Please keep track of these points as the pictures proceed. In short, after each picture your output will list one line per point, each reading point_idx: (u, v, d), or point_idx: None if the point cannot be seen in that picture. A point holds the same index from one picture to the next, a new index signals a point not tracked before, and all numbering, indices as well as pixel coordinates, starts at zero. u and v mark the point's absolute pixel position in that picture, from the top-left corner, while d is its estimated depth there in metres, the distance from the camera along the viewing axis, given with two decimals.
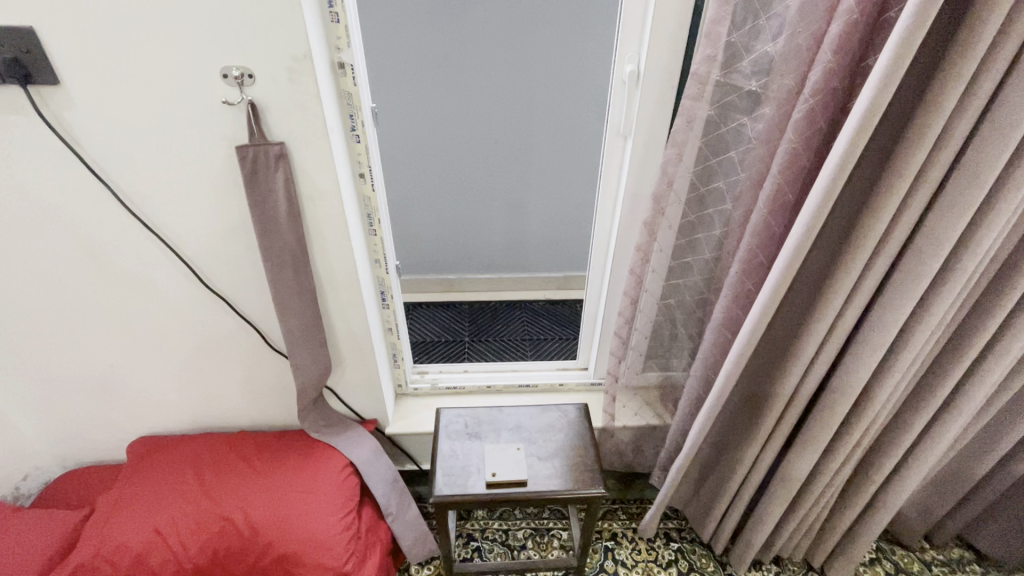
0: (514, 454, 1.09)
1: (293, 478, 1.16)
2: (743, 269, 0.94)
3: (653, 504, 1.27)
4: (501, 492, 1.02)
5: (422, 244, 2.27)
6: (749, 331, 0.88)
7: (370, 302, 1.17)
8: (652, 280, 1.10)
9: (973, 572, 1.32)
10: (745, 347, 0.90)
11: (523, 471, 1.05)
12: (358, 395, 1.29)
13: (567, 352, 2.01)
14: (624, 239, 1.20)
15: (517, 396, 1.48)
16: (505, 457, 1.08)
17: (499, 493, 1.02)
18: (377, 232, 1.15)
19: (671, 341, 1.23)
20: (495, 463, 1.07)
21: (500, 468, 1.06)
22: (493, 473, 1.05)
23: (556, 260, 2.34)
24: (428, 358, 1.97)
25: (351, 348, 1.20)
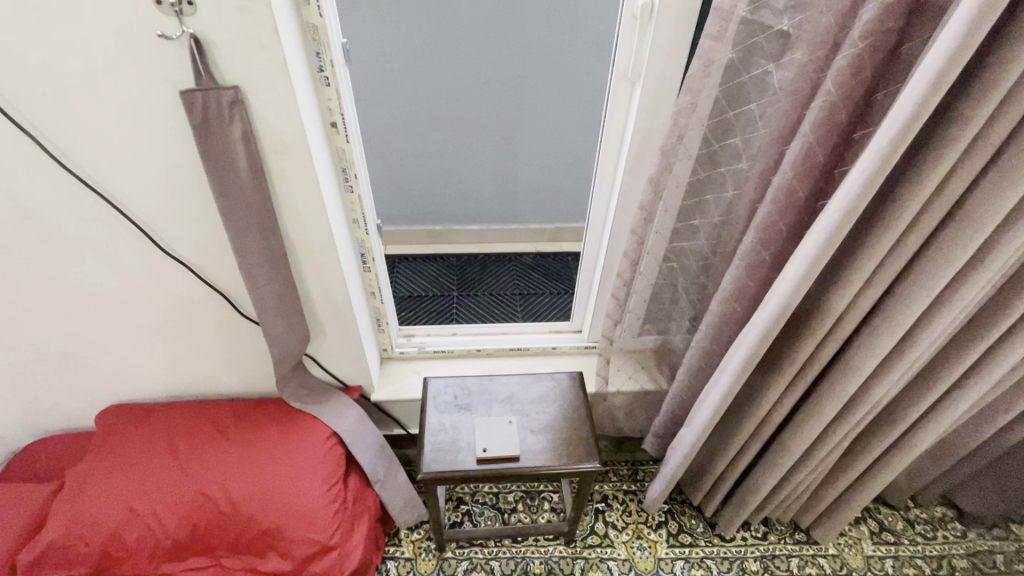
0: (506, 428, 1.04)
1: (273, 451, 1.10)
2: (761, 236, 0.85)
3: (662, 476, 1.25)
4: (493, 468, 0.98)
5: (407, 193, 2.13)
6: (784, 305, 0.82)
7: (348, 266, 1.07)
8: (654, 242, 1.01)
9: (953, 530, 1.35)
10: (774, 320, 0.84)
11: (516, 445, 1.01)
12: (340, 362, 1.22)
13: (558, 308, 1.95)
14: (626, 196, 1.10)
15: (508, 360, 1.42)
16: (496, 430, 1.04)
17: (491, 469, 0.98)
18: (353, 188, 1.03)
19: (671, 305, 1.17)
20: (486, 437, 1.02)
21: (492, 442, 1.01)
22: (484, 448, 1.00)
23: (548, 211, 2.23)
24: (415, 315, 1.90)
25: (330, 315, 1.12)
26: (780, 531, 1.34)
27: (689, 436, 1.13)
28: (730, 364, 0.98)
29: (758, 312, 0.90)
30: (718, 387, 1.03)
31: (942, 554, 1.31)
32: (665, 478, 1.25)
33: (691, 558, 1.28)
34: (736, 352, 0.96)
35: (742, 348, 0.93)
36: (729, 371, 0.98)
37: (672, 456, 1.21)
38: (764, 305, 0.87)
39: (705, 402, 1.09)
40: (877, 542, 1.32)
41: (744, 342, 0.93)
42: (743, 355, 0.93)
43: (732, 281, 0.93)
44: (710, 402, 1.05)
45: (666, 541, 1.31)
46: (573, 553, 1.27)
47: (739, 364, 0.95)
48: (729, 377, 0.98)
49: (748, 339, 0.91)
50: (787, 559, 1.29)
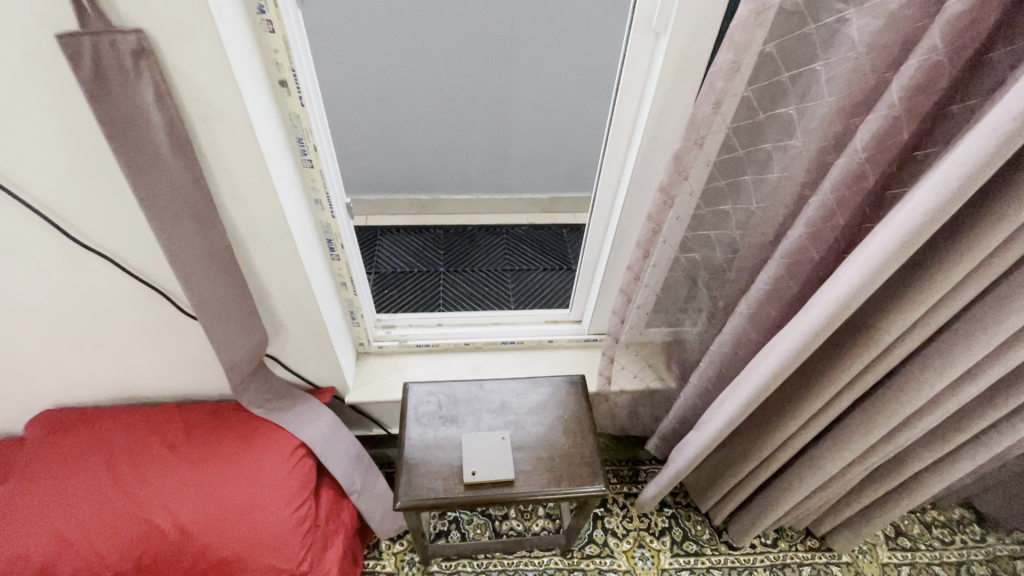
0: (498, 445, 0.91)
1: (230, 469, 0.96)
2: (812, 231, 0.70)
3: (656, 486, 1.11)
4: (483, 495, 0.86)
5: (387, 159, 1.94)
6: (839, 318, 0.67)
7: (311, 257, 0.90)
8: (676, 231, 0.85)
9: (972, 534, 1.27)
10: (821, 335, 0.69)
11: (510, 467, 0.88)
12: (307, 362, 1.07)
13: (552, 287, 1.79)
14: (641, 172, 0.93)
15: (500, 354, 1.28)
16: (487, 448, 0.90)
17: (480, 497, 0.85)
18: (313, 163, 0.85)
19: (687, 300, 1.02)
20: (474, 458, 0.89)
21: (481, 464, 0.88)
22: (472, 471, 0.87)
23: (542, 180, 2.05)
24: (398, 293, 1.74)
25: (291, 313, 0.95)
26: (791, 537, 1.25)
27: (694, 445, 0.98)
28: (752, 373, 0.83)
29: (795, 317, 0.74)
30: (733, 395, 0.88)
31: (960, 560, 1.23)
32: (660, 483, 1.10)
33: (696, 568, 1.19)
34: (761, 361, 0.81)
35: (770, 359, 0.78)
36: (749, 382, 0.83)
37: (671, 462, 1.06)
38: (803, 311, 0.72)
39: (716, 408, 0.94)
40: (893, 548, 1.24)
41: (773, 351, 0.78)
42: (770, 367, 0.77)
43: (769, 281, 0.78)
44: (723, 413, 0.90)
45: (670, 550, 1.21)
46: (570, 564, 1.17)
47: (763, 379, 0.79)
48: (748, 390, 0.83)
49: (779, 348, 0.76)
50: (798, 568, 1.20)
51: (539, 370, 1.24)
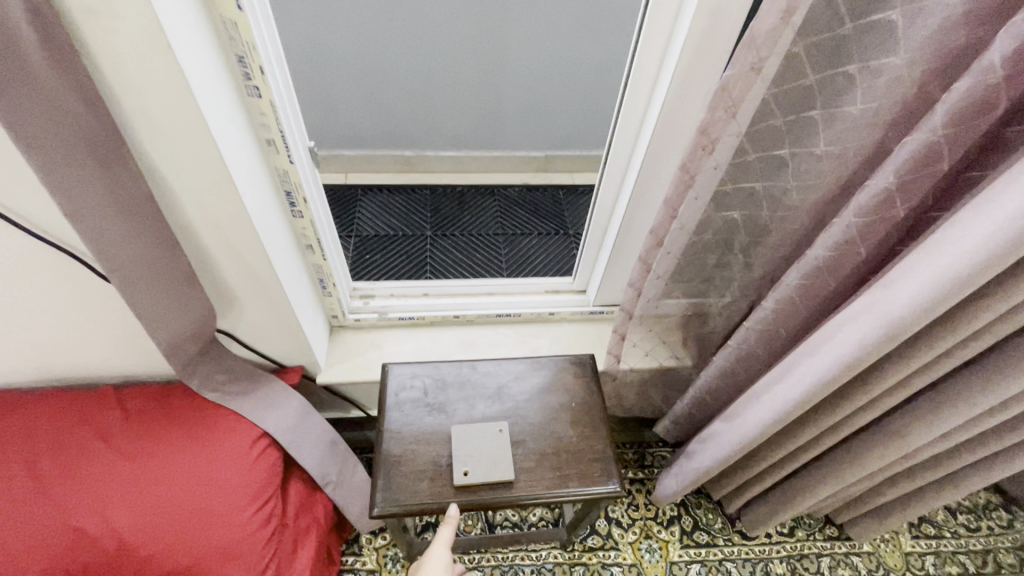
0: (495, 440, 0.77)
1: (177, 466, 0.81)
2: (902, 181, 0.55)
3: (678, 483, 0.98)
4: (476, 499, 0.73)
5: (366, 108, 1.73)
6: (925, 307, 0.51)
7: (264, 214, 0.73)
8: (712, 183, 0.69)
9: (999, 519, 1.19)
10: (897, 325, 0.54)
11: (510, 466, 0.75)
12: (269, 338, 0.91)
13: (548, 253, 1.64)
14: (671, 112, 0.76)
15: (494, 329, 1.13)
16: (482, 443, 0.77)
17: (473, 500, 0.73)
18: (261, 93, 0.66)
19: (716, 270, 0.87)
20: (465, 455, 0.75)
21: (474, 463, 0.75)
22: (464, 472, 0.74)
23: (537, 136, 1.86)
24: (382, 258, 1.57)
25: (244, 281, 0.79)
26: (809, 526, 1.16)
27: (729, 440, 0.83)
28: (802, 362, 0.67)
29: (868, 292, 0.58)
30: (776, 387, 0.72)
31: (986, 548, 1.15)
32: (684, 477, 0.96)
33: (708, 561, 1.09)
34: (817, 347, 0.64)
35: (833, 346, 0.61)
36: (801, 375, 0.67)
37: (698, 453, 0.93)
38: (883, 285, 0.55)
39: (751, 399, 0.78)
40: (916, 536, 1.16)
41: (835, 335, 0.61)
42: (834, 358, 0.61)
43: (832, 246, 0.63)
44: (764, 407, 0.74)
45: (679, 541, 1.11)
46: (570, 558, 1.07)
47: (826, 374, 0.63)
48: (801, 386, 0.67)
49: (847, 336, 0.59)
50: (817, 559, 1.11)
51: (539, 347, 1.10)
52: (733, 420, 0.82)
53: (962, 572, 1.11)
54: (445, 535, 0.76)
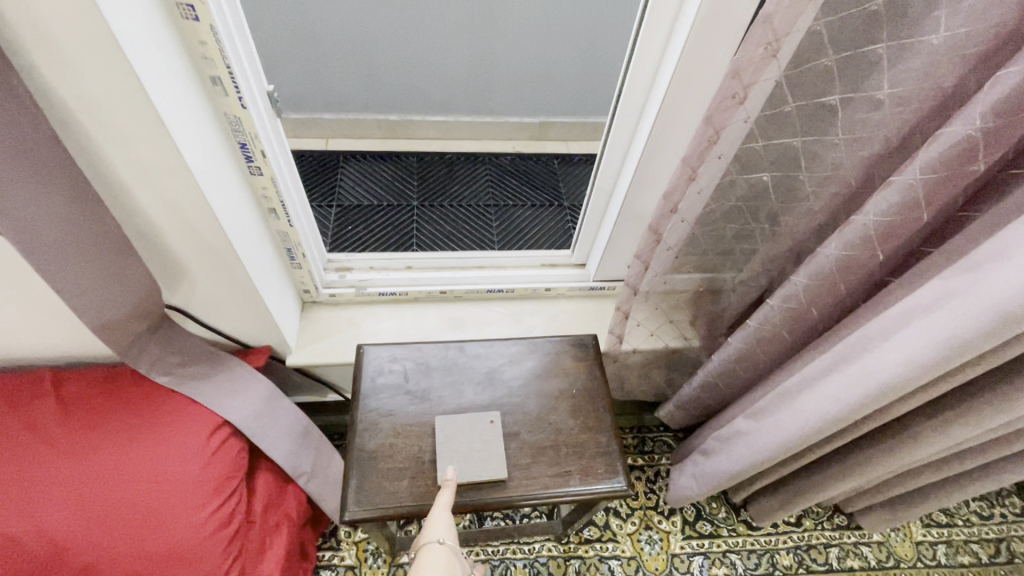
0: (485, 433, 0.69)
1: (121, 460, 0.71)
2: (988, 129, 0.45)
3: (696, 487, 0.91)
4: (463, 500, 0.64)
5: (345, 66, 1.57)
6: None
7: (210, 170, 0.61)
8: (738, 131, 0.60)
9: (1012, 506, 1.14)
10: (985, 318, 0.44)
11: (502, 462, 0.66)
12: (230, 316, 0.81)
13: (542, 225, 1.52)
14: (694, 58, 0.64)
15: (485, 306, 1.03)
16: (470, 436, 0.68)
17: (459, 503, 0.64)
18: (198, 17, 0.53)
19: (735, 242, 0.77)
20: (451, 450, 0.67)
21: (461, 460, 0.66)
22: (451, 471, 0.65)
23: (531, 99, 1.72)
24: (365, 229, 1.45)
25: (192, 251, 0.67)
26: (816, 514, 1.09)
27: (758, 444, 0.74)
28: (859, 359, 0.57)
29: (948, 274, 0.48)
30: (820, 386, 0.62)
31: (999, 537, 1.10)
32: (707, 482, 0.88)
33: (711, 552, 1.03)
34: (881, 345, 0.54)
35: (904, 342, 0.52)
36: (859, 376, 0.57)
37: (718, 453, 0.84)
38: (968, 267, 0.45)
39: (784, 398, 0.69)
40: (927, 524, 1.10)
41: (906, 330, 0.51)
42: (904, 355, 0.52)
43: (885, 212, 0.54)
44: (803, 409, 0.65)
45: (680, 532, 1.05)
46: (565, 551, 1.00)
47: (892, 375, 0.53)
48: (859, 390, 0.57)
49: (926, 331, 0.49)
50: (825, 550, 1.05)
51: (534, 326, 1.00)
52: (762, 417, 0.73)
53: (974, 561, 1.06)
54: (443, 501, 0.62)
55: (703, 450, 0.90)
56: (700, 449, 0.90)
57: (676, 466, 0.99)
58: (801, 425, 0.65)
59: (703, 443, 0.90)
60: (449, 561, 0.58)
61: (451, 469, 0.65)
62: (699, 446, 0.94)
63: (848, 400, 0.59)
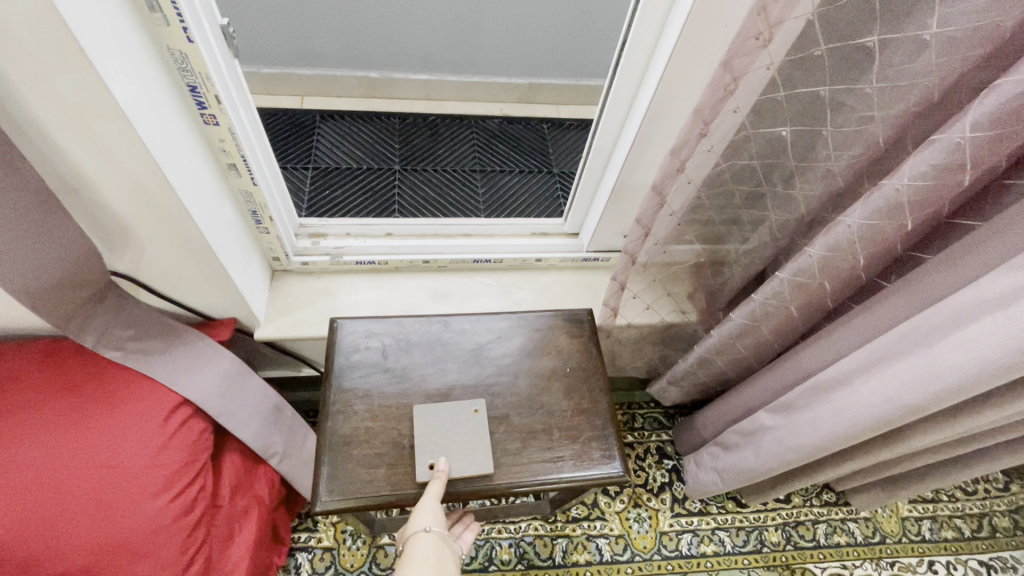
0: (468, 423, 0.63)
1: (65, 445, 0.64)
2: None
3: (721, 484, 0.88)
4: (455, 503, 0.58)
5: (318, 16, 1.44)
6: None
7: (149, 114, 0.52)
8: (756, 80, 0.55)
9: (996, 482, 1.14)
10: None
11: (488, 455, 0.61)
12: (186, 286, 0.73)
13: (531, 192, 1.45)
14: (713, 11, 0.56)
15: (471, 277, 0.97)
16: (454, 429, 0.62)
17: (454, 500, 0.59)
18: None
19: (742, 210, 0.71)
20: (433, 439, 0.61)
21: (443, 452, 0.60)
22: (432, 464, 0.59)
23: (521, 59, 1.62)
24: (341, 193, 1.36)
25: (135, 210, 0.59)
26: (806, 492, 1.08)
27: (787, 440, 0.70)
28: (915, 356, 0.52)
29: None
30: (866, 383, 0.58)
31: (982, 512, 1.10)
32: (732, 479, 0.85)
33: (700, 530, 1.01)
34: (943, 342, 0.49)
35: (971, 340, 0.47)
36: (917, 378, 0.52)
37: (742, 449, 0.81)
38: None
39: (820, 394, 0.64)
40: (914, 501, 1.09)
41: (974, 326, 0.46)
42: (973, 355, 0.47)
43: (925, 177, 0.47)
44: (846, 408, 0.60)
45: (670, 510, 1.02)
46: (552, 530, 0.97)
47: (956, 375, 0.48)
48: (915, 391, 0.52)
49: (1001, 326, 0.44)
50: (813, 526, 1.05)
51: (523, 299, 0.94)
52: (797, 416, 0.68)
53: (958, 536, 1.07)
54: (433, 491, 0.57)
55: (722, 444, 0.87)
56: (718, 443, 0.88)
57: (690, 458, 0.98)
58: (840, 425, 0.61)
59: (722, 437, 0.87)
60: (439, 548, 0.54)
61: (443, 460, 0.59)
62: (716, 439, 0.92)
63: (899, 401, 0.54)
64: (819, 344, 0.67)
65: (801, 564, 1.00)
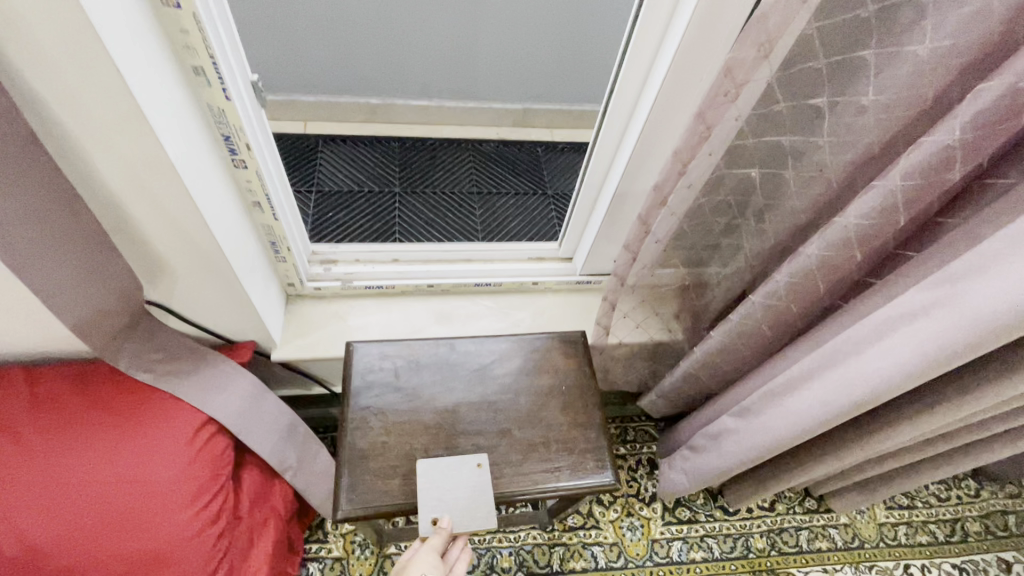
0: (472, 477, 0.66)
1: (103, 459, 0.70)
2: (968, 139, 0.46)
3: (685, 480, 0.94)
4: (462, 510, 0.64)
5: (325, 47, 1.53)
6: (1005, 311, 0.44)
7: (193, 164, 0.59)
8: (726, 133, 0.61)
9: (967, 488, 1.21)
10: (976, 341, 0.48)
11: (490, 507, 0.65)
12: (213, 313, 0.79)
13: (526, 214, 1.52)
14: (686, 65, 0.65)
15: (472, 300, 1.03)
16: (456, 481, 0.66)
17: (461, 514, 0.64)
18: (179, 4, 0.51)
19: (721, 239, 0.79)
20: (441, 496, 0.65)
21: (447, 508, 0.64)
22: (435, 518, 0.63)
23: (516, 85, 1.71)
24: (344, 215, 1.42)
25: (174, 247, 0.65)
26: (789, 500, 1.15)
27: (748, 441, 0.77)
28: (844, 365, 0.60)
29: (926, 284, 0.50)
30: (806, 389, 0.65)
31: (955, 517, 1.17)
32: (698, 478, 0.91)
33: (690, 537, 1.07)
34: (866, 352, 0.57)
35: (890, 350, 0.54)
36: (845, 381, 0.60)
37: (707, 450, 0.88)
38: (952, 279, 0.48)
39: (774, 399, 0.71)
40: (890, 507, 1.16)
41: (890, 337, 0.54)
42: (896, 361, 0.54)
43: (868, 219, 0.55)
44: (794, 410, 0.67)
45: (660, 518, 1.08)
46: (550, 538, 1.03)
47: (876, 378, 0.56)
48: (845, 394, 0.60)
49: (910, 339, 0.52)
50: (795, 532, 1.11)
51: (521, 320, 1.01)
52: (753, 418, 0.75)
53: (932, 540, 1.13)
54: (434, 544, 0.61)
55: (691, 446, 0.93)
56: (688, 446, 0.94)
57: (664, 461, 1.04)
58: (791, 425, 0.68)
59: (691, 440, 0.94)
60: None
61: (446, 518, 0.63)
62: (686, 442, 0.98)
63: (838, 404, 0.61)
64: (785, 360, 0.74)
65: (785, 568, 1.06)
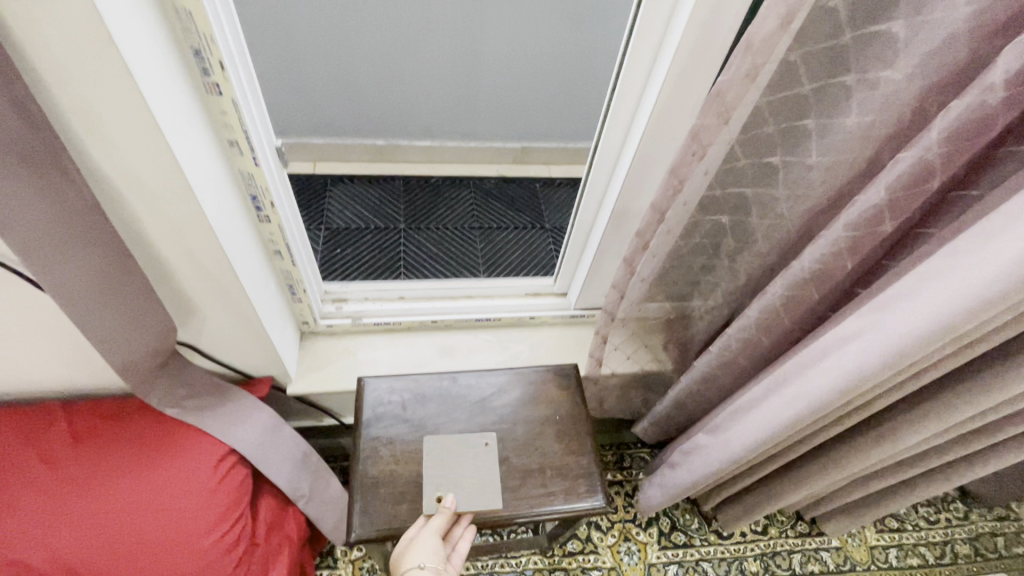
0: (479, 458, 0.76)
1: (135, 487, 0.76)
2: (892, 197, 0.54)
3: (659, 492, 0.99)
4: None
5: (336, 95, 1.65)
6: (917, 334, 0.51)
7: (226, 223, 0.67)
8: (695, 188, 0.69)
9: (955, 510, 1.24)
10: (895, 361, 0.55)
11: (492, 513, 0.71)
12: (236, 351, 0.86)
13: (525, 248, 1.60)
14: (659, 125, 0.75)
15: (473, 334, 1.10)
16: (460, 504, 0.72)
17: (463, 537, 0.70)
18: (222, 92, 0.60)
19: (701, 278, 0.86)
20: (448, 476, 0.73)
21: (454, 489, 0.73)
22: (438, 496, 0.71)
23: (514, 125, 1.81)
24: (352, 251, 1.51)
25: (205, 293, 0.73)
26: (781, 523, 1.18)
27: (717, 456, 0.83)
28: (793, 384, 0.66)
29: (860, 312, 0.57)
30: (765, 405, 0.71)
31: (944, 540, 1.20)
32: (670, 490, 0.96)
33: (685, 561, 1.11)
34: (811, 371, 0.64)
35: (828, 369, 0.61)
36: (794, 397, 0.66)
37: (680, 466, 0.93)
38: (878, 309, 0.55)
39: (741, 415, 0.77)
40: (881, 530, 1.20)
41: (828, 359, 0.61)
42: (832, 380, 0.61)
43: (820, 263, 0.63)
44: (754, 425, 0.73)
45: (656, 543, 1.12)
46: (550, 563, 1.07)
47: (817, 395, 0.63)
48: (794, 408, 0.67)
49: (842, 360, 0.59)
50: (788, 556, 1.14)
51: (520, 352, 1.08)
52: (720, 433, 0.81)
53: (922, 563, 1.16)
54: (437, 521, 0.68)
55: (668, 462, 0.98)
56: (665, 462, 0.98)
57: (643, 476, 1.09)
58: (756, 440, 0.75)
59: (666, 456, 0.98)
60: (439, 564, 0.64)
61: (449, 495, 0.70)
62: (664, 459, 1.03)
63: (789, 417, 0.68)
64: None
65: None
